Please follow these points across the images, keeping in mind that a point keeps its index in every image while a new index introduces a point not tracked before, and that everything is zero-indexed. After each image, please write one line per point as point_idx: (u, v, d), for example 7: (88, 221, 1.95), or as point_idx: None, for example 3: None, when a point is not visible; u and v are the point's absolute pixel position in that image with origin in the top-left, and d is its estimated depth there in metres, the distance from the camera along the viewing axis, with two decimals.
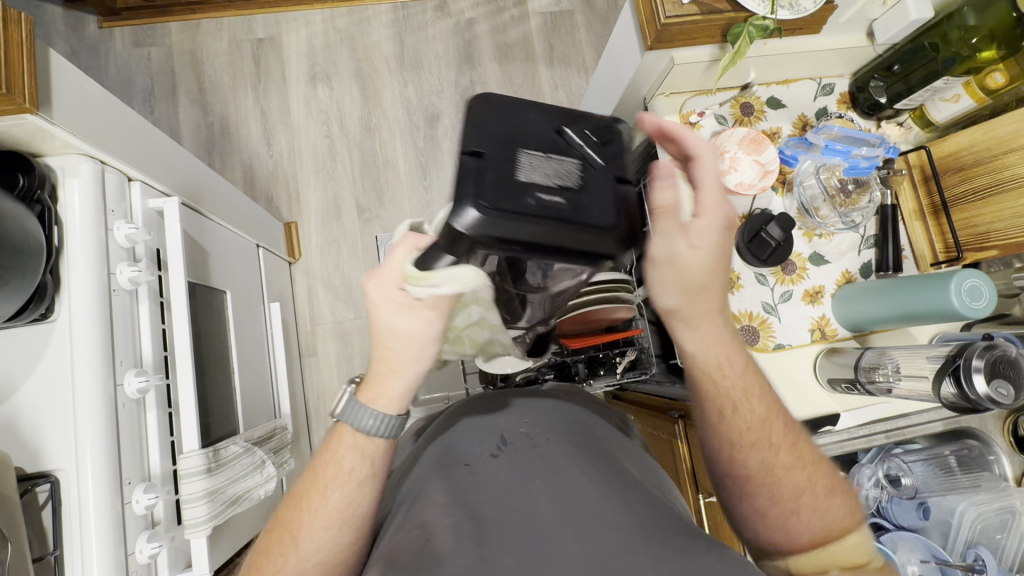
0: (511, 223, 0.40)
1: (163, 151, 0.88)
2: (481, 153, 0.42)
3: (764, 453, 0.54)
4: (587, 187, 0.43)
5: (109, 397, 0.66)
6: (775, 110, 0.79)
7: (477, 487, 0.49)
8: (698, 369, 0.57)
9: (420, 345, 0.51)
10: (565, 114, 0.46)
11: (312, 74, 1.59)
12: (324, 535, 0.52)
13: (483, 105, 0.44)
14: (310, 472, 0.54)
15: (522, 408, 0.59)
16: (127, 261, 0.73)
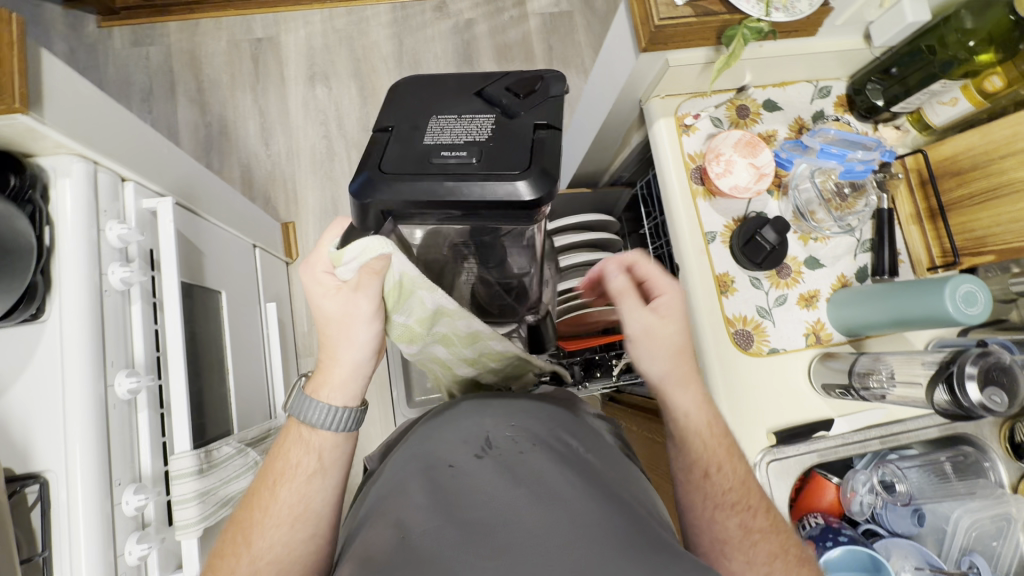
0: (416, 182, 0.43)
1: (158, 150, 0.88)
2: (391, 127, 0.46)
3: (742, 516, 0.59)
4: (495, 140, 0.44)
5: (100, 398, 0.66)
6: (771, 113, 0.79)
7: (463, 493, 0.48)
8: (688, 431, 0.62)
9: (352, 331, 0.55)
10: (479, 80, 0.49)
11: (311, 74, 1.59)
12: (276, 533, 0.56)
13: (400, 86, 0.49)
14: (264, 475, 0.59)
15: (507, 408, 0.58)
16: (119, 261, 0.73)
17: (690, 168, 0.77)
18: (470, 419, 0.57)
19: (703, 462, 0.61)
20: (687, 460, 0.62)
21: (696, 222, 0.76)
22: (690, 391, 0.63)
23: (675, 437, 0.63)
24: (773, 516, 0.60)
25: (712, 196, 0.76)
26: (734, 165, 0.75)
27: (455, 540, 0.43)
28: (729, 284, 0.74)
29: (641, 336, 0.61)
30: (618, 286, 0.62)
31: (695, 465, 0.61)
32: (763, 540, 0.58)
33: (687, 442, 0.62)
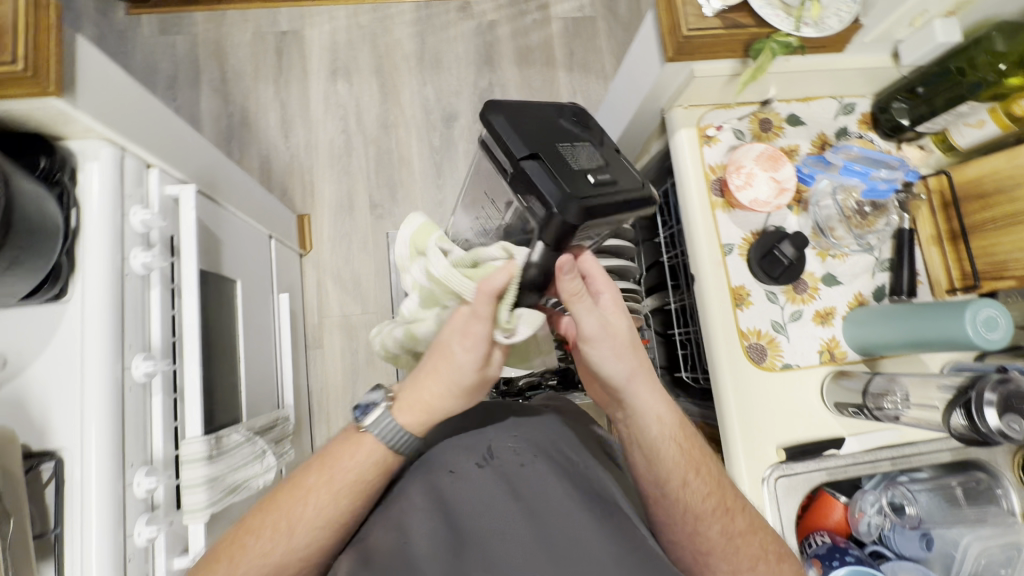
0: (592, 202, 0.49)
1: (183, 138, 0.89)
2: (535, 155, 0.51)
3: (723, 522, 0.64)
4: (614, 161, 0.54)
5: (117, 380, 0.67)
6: (794, 127, 0.79)
7: (459, 496, 0.57)
8: (655, 443, 0.64)
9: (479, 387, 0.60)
10: (558, 106, 0.57)
11: (333, 69, 1.61)
12: (319, 530, 0.60)
13: (497, 112, 0.54)
14: (327, 468, 0.61)
15: (509, 427, 0.68)
16: (141, 246, 0.74)
17: (710, 179, 0.77)
18: (471, 430, 0.68)
19: (682, 472, 0.64)
20: (655, 475, 0.65)
21: (714, 235, 0.76)
22: (652, 395, 0.64)
23: (652, 449, 0.64)
24: (751, 519, 0.64)
25: (732, 208, 0.76)
26: (755, 178, 0.74)
27: (447, 542, 0.52)
28: (745, 297, 0.74)
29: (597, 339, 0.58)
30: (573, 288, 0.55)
31: (673, 474, 0.64)
32: (745, 543, 0.63)
33: (657, 452, 0.64)
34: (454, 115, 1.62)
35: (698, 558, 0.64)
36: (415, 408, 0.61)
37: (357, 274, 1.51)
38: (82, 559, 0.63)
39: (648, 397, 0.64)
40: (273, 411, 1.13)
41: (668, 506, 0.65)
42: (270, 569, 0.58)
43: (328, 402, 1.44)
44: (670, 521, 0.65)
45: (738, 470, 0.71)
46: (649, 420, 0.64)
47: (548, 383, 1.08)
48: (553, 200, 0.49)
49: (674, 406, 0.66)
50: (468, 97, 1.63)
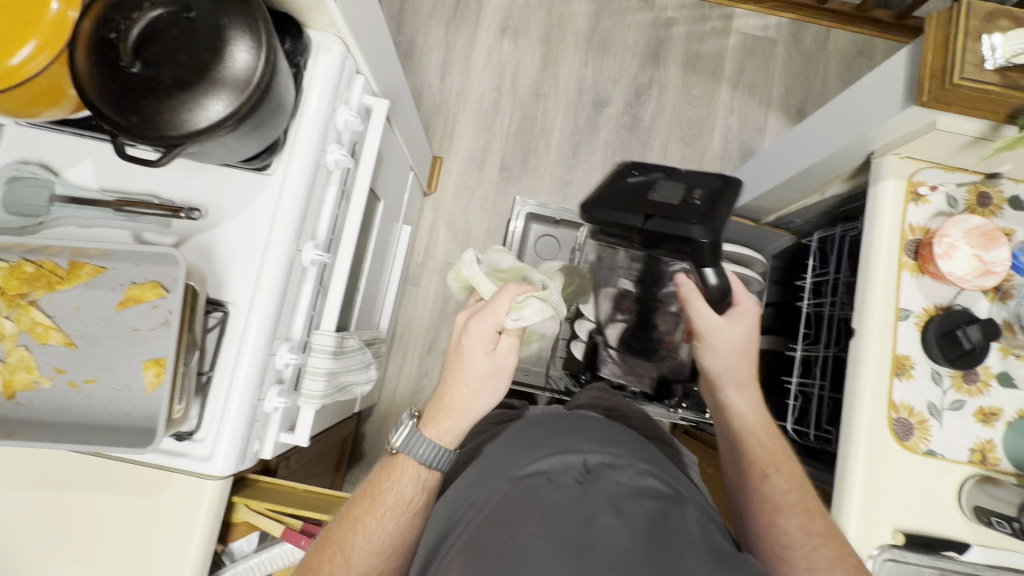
0: (716, 212, 0.61)
1: (386, 56, 0.94)
2: (647, 213, 0.64)
3: (802, 519, 0.64)
4: (688, 182, 0.67)
5: (291, 258, 0.72)
6: (1015, 211, 0.73)
7: (558, 498, 0.53)
8: (747, 431, 0.72)
9: (492, 386, 0.68)
10: (617, 178, 0.71)
11: (504, 26, 1.62)
12: (375, 557, 0.66)
13: (591, 206, 0.68)
14: (370, 498, 0.68)
15: (603, 435, 0.63)
16: (337, 143, 0.79)
17: (906, 239, 0.73)
18: (562, 429, 0.64)
19: (762, 463, 0.69)
20: (737, 469, 0.71)
21: (894, 296, 0.71)
22: (743, 393, 0.74)
23: (733, 438, 0.73)
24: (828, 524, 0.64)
25: (921, 273, 0.72)
26: (957, 251, 0.69)
27: (558, 547, 0.48)
28: (907, 368, 0.70)
29: (709, 333, 0.72)
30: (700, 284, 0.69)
31: (753, 466, 0.69)
32: (824, 545, 0.61)
33: (742, 442, 0.71)
34: (605, 101, 1.60)
35: (775, 550, 0.62)
36: (436, 421, 0.69)
37: (470, 228, 1.54)
38: (223, 407, 0.68)
39: (745, 394, 0.74)
40: (372, 329, 1.18)
41: (748, 493, 0.68)
42: None
43: (410, 338, 1.50)
44: (749, 511, 0.67)
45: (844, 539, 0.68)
46: (738, 413, 0.73)
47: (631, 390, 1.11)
48: (695, 230, 0.60)
49: (760, 408, 0.74)
50: (624, 87, 1.61)
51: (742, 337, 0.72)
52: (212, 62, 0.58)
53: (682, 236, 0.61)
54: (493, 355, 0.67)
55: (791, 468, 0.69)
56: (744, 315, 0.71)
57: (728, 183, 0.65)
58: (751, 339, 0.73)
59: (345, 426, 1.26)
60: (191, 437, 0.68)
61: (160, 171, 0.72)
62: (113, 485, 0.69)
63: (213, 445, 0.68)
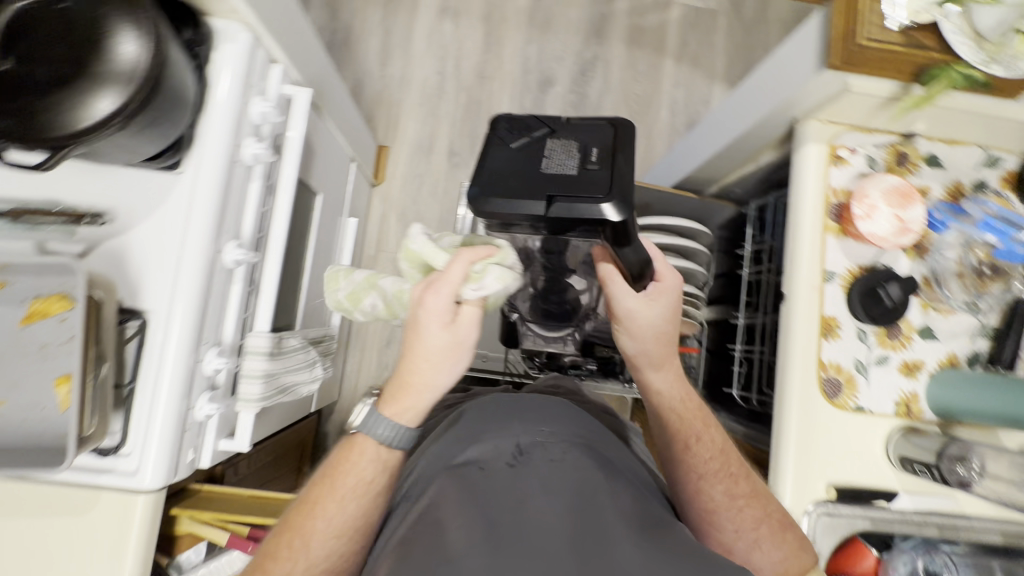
0: (620, 179, 0.56)
1: (305, 43, 0.90)
2: (547, 194, 0.56)
3: (727, 484, 0.66)
4: (580, 136, 0.62)
5: (211, 259, 0.70)
6: (931, 168, 0.75)
7: (489, 485, 0.53)
8: (669, 407, 0.71)
9: (457, 359, 0.57)
10: (498, 147, 0.61)
11: (443, 7, 1.58)
12: (337, 539, 0.61)
13: (483, 196, 0.57)
14: (328, 479, 0.62)
15: (538, 419, 0.64)
16: (253, 136, 0.76)
17: (829, 202, 0.74)
18: (498, 421, 0.64)
19: (682, 437, 0.68)
20: (665, 441, 0.71)
21: (819, 259, 0.73)
22: (661, 370, 0.71)
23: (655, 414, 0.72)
24: (753, 484, 0.67)
25: (844, 235, 0.73)
26: (877, 212, 0.70)
27: (483, 532, 0.47)
28: (833, 329, 0.72)
29: (626, 318, 0.66)
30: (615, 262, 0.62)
31: (675, 440, 0.69)
32: (748, 505, 0.65)
33: (665, 418, 0.70)
34: (551, 80, 1.58)
35: (704, 517, 0.64)
36: (397, 399, 0.59)
37: (422, 217, 1.52)
38: (148, 419, 0.66)
39: (661, 371, 0.71)
40: (321, 327, 1.16)
41: (673, 461, 0.69)
42: None
43: (367, 333, 1.48)
44: (676, 482, 0.68)
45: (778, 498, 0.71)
46: (657, 391, 0.71)
47: (584, 368, 1.14)
48: (605, 209, 0.54)
49: (682, 379, 0.72)
50: (569, 66, 1.59)
51: (663, 315, 0.66)
52: (91, 55, 0.54)
53: (591, 218, 0.55)
54: (453, 328, 0.55)
55: (716, 436, 0.70)
56: (666, 293, 0.65)
57: (620, 130, 0.61)
58: (671, 318, 0.67)
59: (302, 426, 1.24)
60: (115, 452, 0.65)
61: (60, 176, 0.68)
62: (36, 508, 0.66)
63: (140, 458, 0.65)
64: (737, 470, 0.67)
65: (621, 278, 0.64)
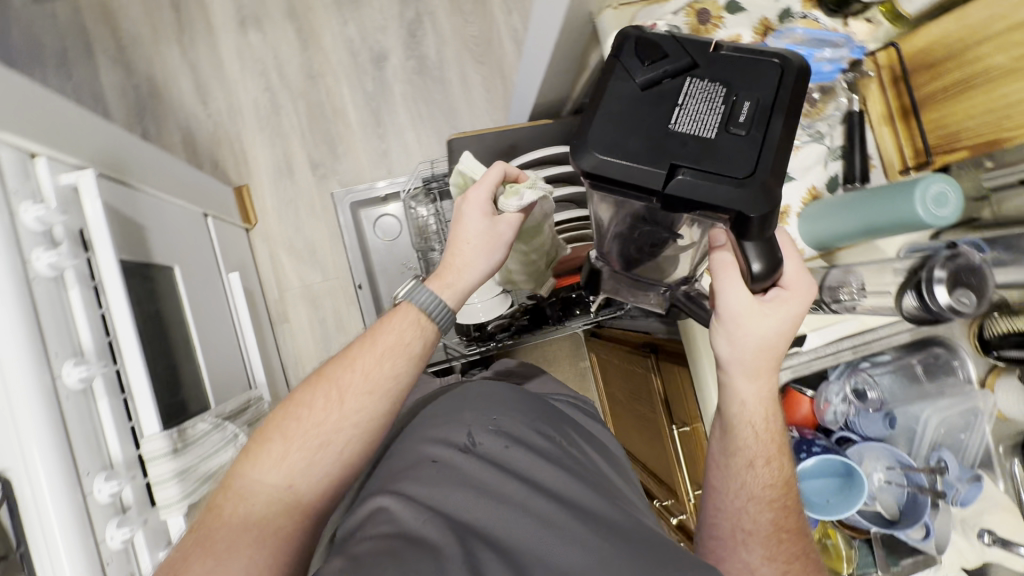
0: (769, 155, 0.47)
1: (68, 122, 0.81)
2: (671, 163, 0.48)
3: (776, 514, 0.63)
4: (733, 77, 0.50)
5: (49, 393, 0.64)
6: (734, 16, 0.73)
7: (447, 479, 0.61)
8: (744, 422, 0.64)
9: (490, 253, 0.64)
10: (620, 82, 0.50)
11: (241, 18, 1.44)
12: (370, 399, 0.58)
13: (587, 150, 0.49)
14: (368, 337, 0.61)
15: (484, 408, 0.73)
16: (44, 246, 0.68)
17: None
18: (447, 416, 0.73)
19: (749, 454, 0.64)
20: (726, 447, 0.66)
21: None
22: (754, 380, 0.64)
23: (726, 421, 0.66)
24: (796, 520, 0.64)
25: None
26: None
27: (450, 525, 0.55)
28: None
29: (728, 320, 0.61)
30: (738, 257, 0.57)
31: (741, 453, 0.65)
32: (790, 541, 0.62)
33: (738, 431, 0.64)
34: (384, 54, 1.49)
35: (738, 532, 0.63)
36: (441, 275, 0.64)
37: (311, 241, 1.44)
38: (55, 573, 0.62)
39: (754, 382, 0.64)
40: (244, 392, 1.11)
41: (727, 477, 0.66)
42: (326, 436, 0.57)
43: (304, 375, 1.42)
44: (724, 486, 0.66)
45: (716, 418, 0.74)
46: (737, 398, 0.64)
47: (519, 323, 1.18)
48: (741, 199, 0.46)
49: (769, 399, 0.65)
50: (395, 33, 1.49)
51: (777, 328, 0.61)
52: None
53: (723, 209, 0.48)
54: (495, 222, 0.64)
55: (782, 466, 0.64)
56: (791, 302, 0.60)
57: (786, 75, 0.50)
58: (786, 332, 0.61)
59: None
60: None
61: None
62: None
63: None
64: (789, 499, 0.64)
65: (739, 274, 0.59)
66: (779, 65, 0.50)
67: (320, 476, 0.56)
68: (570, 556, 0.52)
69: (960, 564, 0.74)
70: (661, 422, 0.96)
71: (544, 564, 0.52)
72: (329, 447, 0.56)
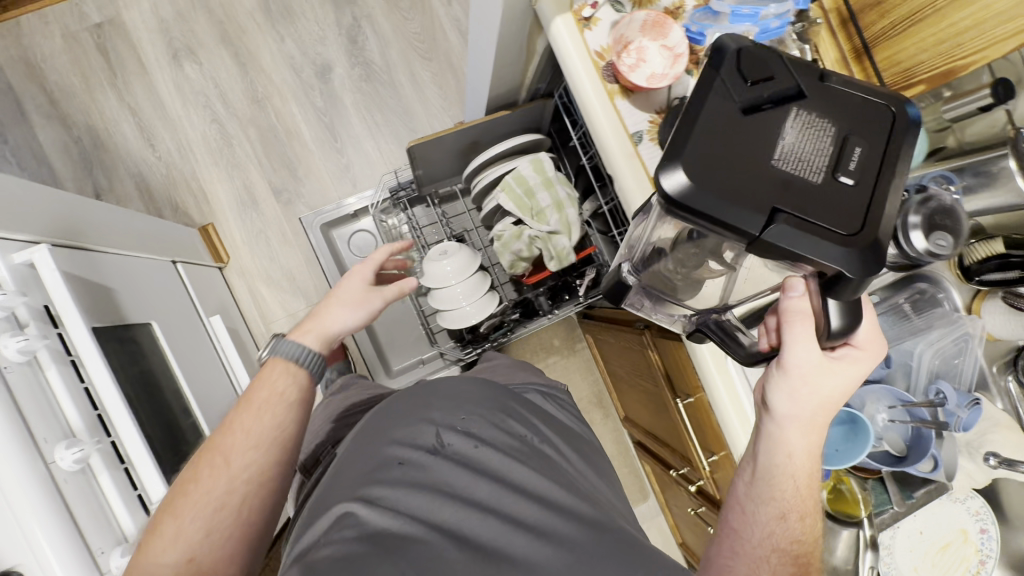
0: (875, 209, 0.47)
1: (11, 197, 0.77)
2: (769, 206, 0.46)
3: (800, 569, 0.59)
4: (842, 118, 0.50)
5: (45, 481, 0.62)
6: None
7: (416, 483, 0.63)
8: (783, 474, 0.61)
9: (362, 308, 0.74)
10: (722, 99, 0.49)
11: (173, 52, 1.38)
12: (256, 453, 0.62)
13: (675, 169, 0.47)
14: (243, 404, 0.65)
15: (454, 404, 0.73)
16: (10, 332, 0.66)
17: (600, 67, 0.71)
18: (417, 409, 0.72)
19: (783, 506, 0.60)
20: (757, 493, 0.62)
21: (621, 126, 0.71)
22: (807, 434, 0.61)
23: (766, 468, 0.62)
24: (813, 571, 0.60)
25: (629, 92, 0.71)
26: (646, 52, 0.68)
27: (423, 529, 0.58)
28: None
29: (798, 374, 0.58)
30: (818, 310, 0.55)
31: (778, 504, 0.61)
32: None
33: (778, 481, 0.61)
34: (328, 66, 1.44)
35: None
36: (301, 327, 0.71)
37: (288, 269, 1.41)
38: None
39: (806, 436, 0.61)
40: None
41: (753, 523, 0.61)
42: (218, 500, 0.59)
43: None
44: (752, 528, 0.61)
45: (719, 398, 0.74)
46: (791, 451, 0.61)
47: (510, 319, 1.17)
48: (845, 256, 0.46)
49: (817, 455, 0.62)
50: (335, 42, 1.44)
51: (844, 387, 0.59)
52: None
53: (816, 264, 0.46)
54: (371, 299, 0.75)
55: (815, 520, 0.62)
56: (859, 361, 0.60)
57: (895, 123, 0.50)
58: (849, 393, 0.60)
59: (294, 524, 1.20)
60: None
61: None
62: None
63: None
64: (813, 556, 0.61)
65: (811, 328, 0.57)
66: (890, 111, 0.50)
67: (221, 543, 0.59)
68: (540, 555, 0.57)
69: (970, 485, 0.76)
70: (666, 397, 0.95)
71: (513, 561, 0.56)
72: (221, 514, 0.59)
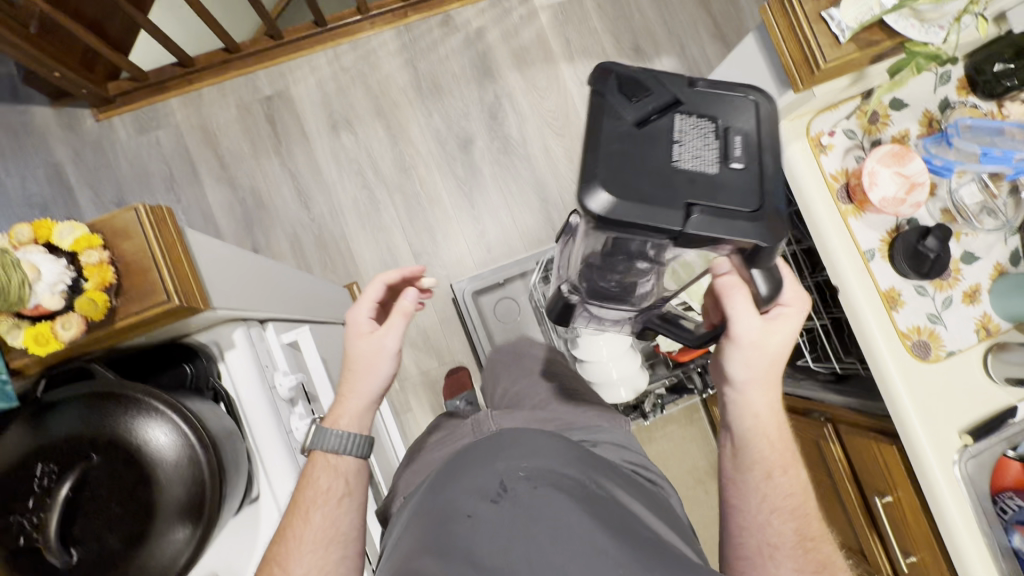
0: (766, 182, 0.50)
1: (275, 279, 0.85)
2: (685, 204, 0.49)
3: (798, 522, 0.68)
4: (714, 113, 0.53)
5: None
6: (899, 112, 0.78)
7: (480, 544, 0.49)
8: (750, 433, 0.71)
9: (377, 366, 0.67)
10: (612, 120, 0.51)
11: (333, 122, 1.50)
12: (315, 554, 0.61)
13: (593, 193, 0.48)
14: (298, 512, 0.62)
15: (522, 447, 0.58)
16: (293, 410, 0.72)
17: (835, 188, 0.77)
18: (480, 452, 0.59)
19: (767, 466, 0.70)
20: (741, 460, 0.72)
21: (854, 245, 0.76)
22: (765, 394, 0.71)
23: (741, 434, 0.72)
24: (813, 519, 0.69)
25: (862, 212, 0.77)
26: (880, 177, 0.74)
27: None
28: (897, 300, 0.76)
29: (746, 342, 0.67)
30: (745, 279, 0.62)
31: (760, 466, 0.70)
32: (814, 548, 0.67)
33: (754, 441, 0.71)
34: (470, 138, 1.54)
35: (761, 549, 0.67)
36: (333, 411, 0.68)
37: (422, 327, 1.47)
38: None
39: (765, 395, 0.71)
40: None
41: (748, 492, 0.70)
42: None
43: None
44: (747, 501, 0.70)
45: (948, 511, 0.74)
46: (756, 411, 0.71)
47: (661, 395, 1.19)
48: (755, 229, 0.49)
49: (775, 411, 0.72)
50: (478, 117, 1.54)
51: (782, 342, 0.68)
52: (150, 494, 0.52)
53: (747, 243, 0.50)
54: (380, 339, 0.67)
55: (795, 471, 0.71)
56: (790, 317, 0.67)
57: (759, 108, 0.53)
58: (789, 344, 0.69)
59: None
60: None
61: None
62: None
63: None
64: (809, 508, 0.70)
65: (747, 295, 0.64)
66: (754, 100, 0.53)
67: None
68: None
69: None
70: (848, 486, 0.96)
71: None
72: None
